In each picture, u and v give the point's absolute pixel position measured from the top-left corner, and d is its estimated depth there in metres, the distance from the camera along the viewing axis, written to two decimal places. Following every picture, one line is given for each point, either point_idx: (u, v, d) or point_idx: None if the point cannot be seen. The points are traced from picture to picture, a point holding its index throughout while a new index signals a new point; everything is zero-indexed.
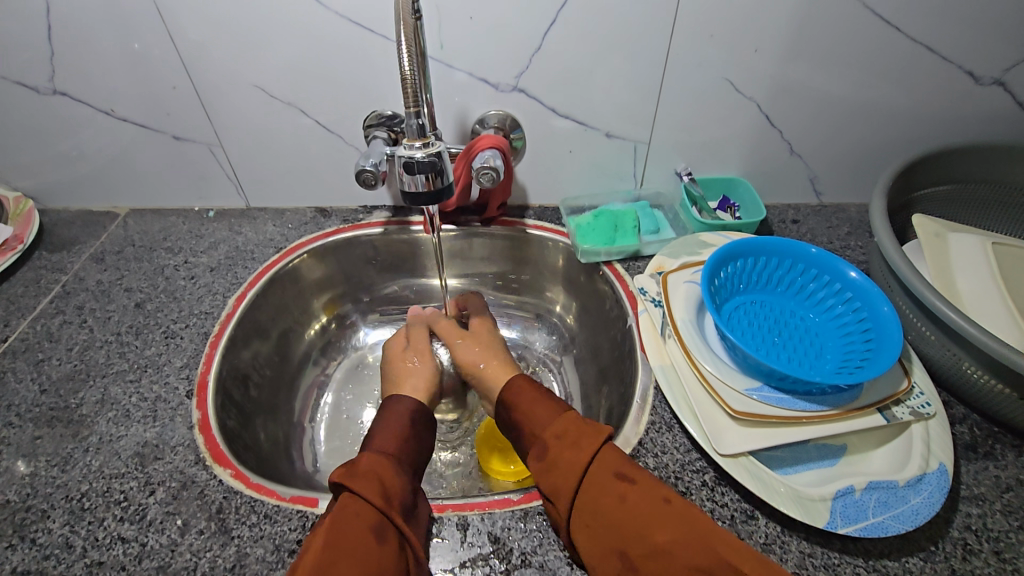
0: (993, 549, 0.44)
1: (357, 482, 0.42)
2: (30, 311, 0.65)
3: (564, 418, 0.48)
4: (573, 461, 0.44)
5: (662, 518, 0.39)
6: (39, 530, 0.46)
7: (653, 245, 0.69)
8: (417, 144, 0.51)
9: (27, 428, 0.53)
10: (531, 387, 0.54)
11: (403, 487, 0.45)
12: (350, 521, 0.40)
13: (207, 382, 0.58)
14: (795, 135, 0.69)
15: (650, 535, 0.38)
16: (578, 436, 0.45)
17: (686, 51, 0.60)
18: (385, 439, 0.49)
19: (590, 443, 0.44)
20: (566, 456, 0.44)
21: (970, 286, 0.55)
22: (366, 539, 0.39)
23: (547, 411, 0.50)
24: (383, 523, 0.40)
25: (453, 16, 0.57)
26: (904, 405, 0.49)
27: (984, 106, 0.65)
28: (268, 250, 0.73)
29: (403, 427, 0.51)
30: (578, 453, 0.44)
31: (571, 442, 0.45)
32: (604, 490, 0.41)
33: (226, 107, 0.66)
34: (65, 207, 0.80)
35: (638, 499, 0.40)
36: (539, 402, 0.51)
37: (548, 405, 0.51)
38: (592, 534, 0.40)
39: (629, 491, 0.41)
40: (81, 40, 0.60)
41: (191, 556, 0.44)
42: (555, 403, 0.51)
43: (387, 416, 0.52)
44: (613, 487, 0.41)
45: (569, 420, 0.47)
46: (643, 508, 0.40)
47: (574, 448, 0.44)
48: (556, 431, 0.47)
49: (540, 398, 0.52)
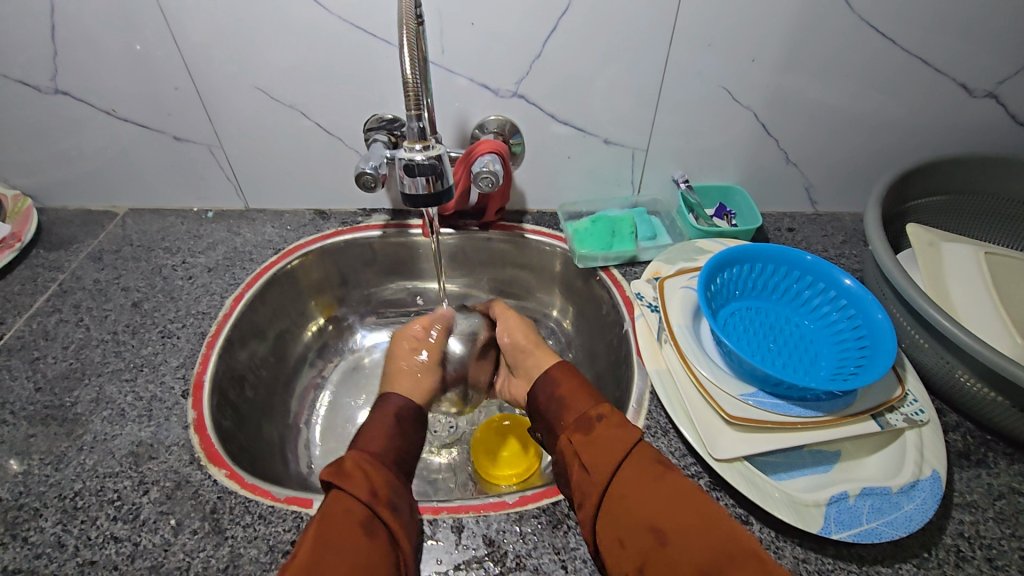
0: (985, 556, 0.44)
1: (345, 481, 0.43)
2: (27, 309, 0.65)
3: (596, 406, 0.49)
4: (616, 441, 0.44)
5: (693, 501, 0.40)
6: (31, 529, 0.46)
7: (650, 251, 0.70)
8: (418, 146, 0.51)
9: (21, 426, 0.53)
10: (570, 374, 0.54)
11: (391, 483, 0.45)
12: (338, 518, 0.40)
13: (203, 382, 0.58)
14: (791, 144, 0.69)
15: (683, 517, 0.39)
16: (615, 420, 0.46)
17: (685, 60, 0.61)
18: (373, 441, 0.49)
19: (628, 429, 0.45)
20: (606, 435, 0.45)
21: (963, 295, 0.55)
22: (353, 535, 0.40)
23: (580, 399, 0.51)
24: (371, 518, 0.41)
25: (455, 23, 0.58)
26: (897, 412, 0.50)
27: (977, 118, 0.66)
28: (266, 252, 0.73)
29: (392, 426, 0.51)
30: (619, 436, 0.44)
31: (612, 424, 0.46)
32: (639, 472, 0.42)
33: (228, 109, 0.66)
34: (64, 205, 0.80)
35: (674, 484, 0.41)
36: (577, 388, 0.52)
37: (583, 393, 0.51)
38: (623, 508, 0.40)
39: (663, 475, 0.42)
40: (85, 40, 0.60)
41: (184, 556, 0.44)
42: (589, 391, 0.51)
43: (377, 417, 0.52)
44: (647, 474, 0.42)
45: (605, 408, 0.48)
46: (677, 493, 0.40)
47: (616, 429, 0.45)
48: (591, 414, 0.48)
49: (578, 386, 0.52)
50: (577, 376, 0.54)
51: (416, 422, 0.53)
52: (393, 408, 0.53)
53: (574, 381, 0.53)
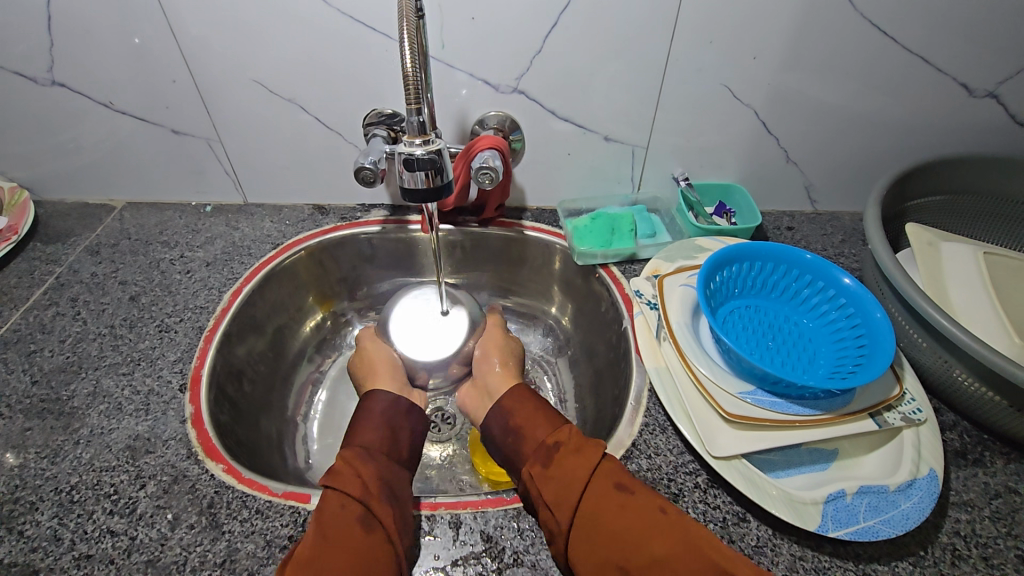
0: (981, 554, 0.44)
1: (336, 480, 0.43)
2: (23, 302, 0.65)
3: (554, 433, 0.47)
4: (576, 472, 0.43)
5: (659, 528, 0.39)
6: (27, 522, 0.45)
7: (650, 249, 0.70)
8: (418, 141, 0.51)
9: (17, 419, 0.53)
10: (526, 396, 0.52)
11: (387, 476, 0.46)
12: (334, 514, 0.41)
13: (200, 376, 0.57)
14: (792, 143, 0.69)
15: (650, 546, 0.38)
16: (575, 448, 0.45)
17: (686, 58, 0.61)
18: (371, 436, 0.49)
19: (588, 454, 0.44)
20: (564, 467, 0.43)
21: (962, 295, 0.55)
22: (351, 531, 0.40)
23: (539, 423, 0.49)
24: (364, 512, 0.41)
25: (455, 18, 0.58)
26: (895, 411, 0.50)
27: (977, 118, 0.66)
28: (264, 246, 0.72)
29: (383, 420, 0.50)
30: (579, 464, 0.43)
31: (571, 452, 0.45)
32: (604, 504, 0.41)
33: (227, 102, 0.66)
34: (62, 198, 0.79)
35: (638, 508, 0.40)
36: (535, 413, 0.50)
37: (540, 418, 0.49)
38: (590, 548, 0.39)
39: (626, 504, 0.41)
40: (82, 31, 0.60)
41: (181, 551, 0.44)
42: (546, 415, 0.50)
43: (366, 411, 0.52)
44: (612, 502, 0.41)
45: (562, 434, 0.47)
46: (642, 518, 0.40)
47: (575, 457, 0.44)
48: (549, 443, 0.46)
49: (536, 410, 0.50)
50: (532, 397, 0.52)
51: (412, 414, 0.52)
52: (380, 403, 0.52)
53: (526, 406, 0.51)
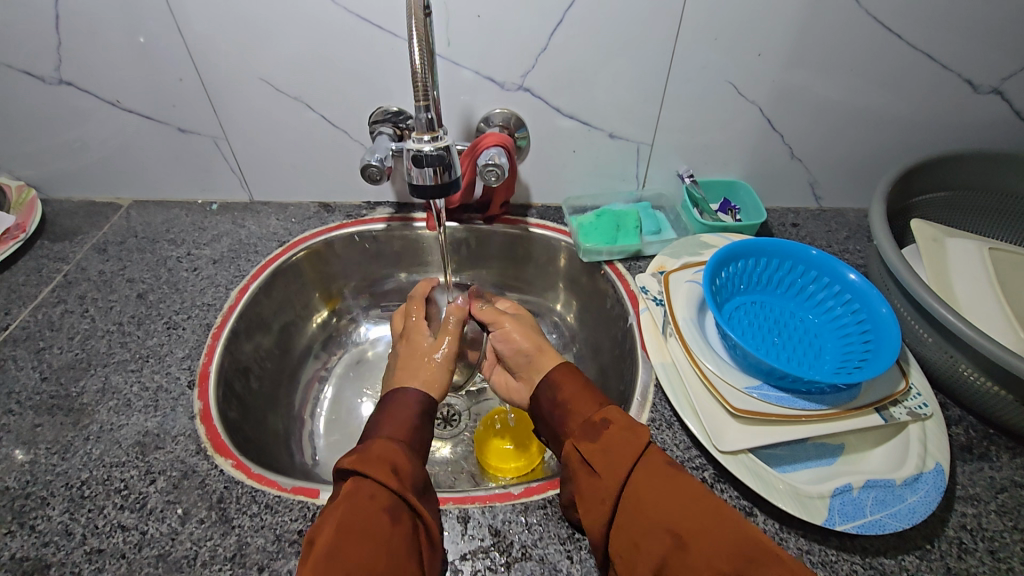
0: (987, 548, 0.44)
1: (364, 460, 0.43)
2: (32, 300, 0.65)
3: (600, 409, 0.48)
4: (625, 449, 0.43)
5: (708, 507, 0.39)
6: (38, 517, 0.46)
7: (655, 245, 0.70)
8: (426, 137, 0.52)
9: (27, 416, 0.53)
10: (566, 373, 0.54)
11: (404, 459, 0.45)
12: (359, 495, 0.40)
13: (208, 373, 0.58)
14: (796, 140, 0.70)
15: (702, 526, 0.38)
16: (623, 426, 0.45)
17: (690, 55, 0.61)
18: (399, 421, 0.50)
19: (639, 433, 0.44)
20: (616, 442, 0.44)
21: (967, 290, 0.55)
22: (375, 513, 0.40)
23: (583, 400, 0.50)
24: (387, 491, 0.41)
25: (461, 15, 0.58)
26: (901, 405, 0.50)
27: (983, 113, 0.66)
28: (271, 244, 0.73)
29: (412, 406, 0.52)
30: (629, 439, 0.43)
31: (620, 428, 0.45)
32: (656, 478, 0.41)
33: (232, 100, 0.66)
34: (68, 196, 0.80)
35: (690, 486, 0.40)
36: (577, 390, 0.51)
37: (583, 396, 0.51)
38: (642, 517, 0.40)
39: (680, 480, 0.41)
40: (90, 31, 0.60)
41: (192, 545, 0.44)
42: (589, 395, 0.51)
43: (393, 396, 0.52)
44: (664, 478, 0.41)
45: (608, 412, 0.47)
46: (696, 496, 0.40)
47: (624, 434, 0.44)
48: (594, 420, 0.47)
49: (579, 385, 0.52)
50: (576, 374, 0.54)
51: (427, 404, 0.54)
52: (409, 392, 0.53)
53: (572, 383, 0.52)
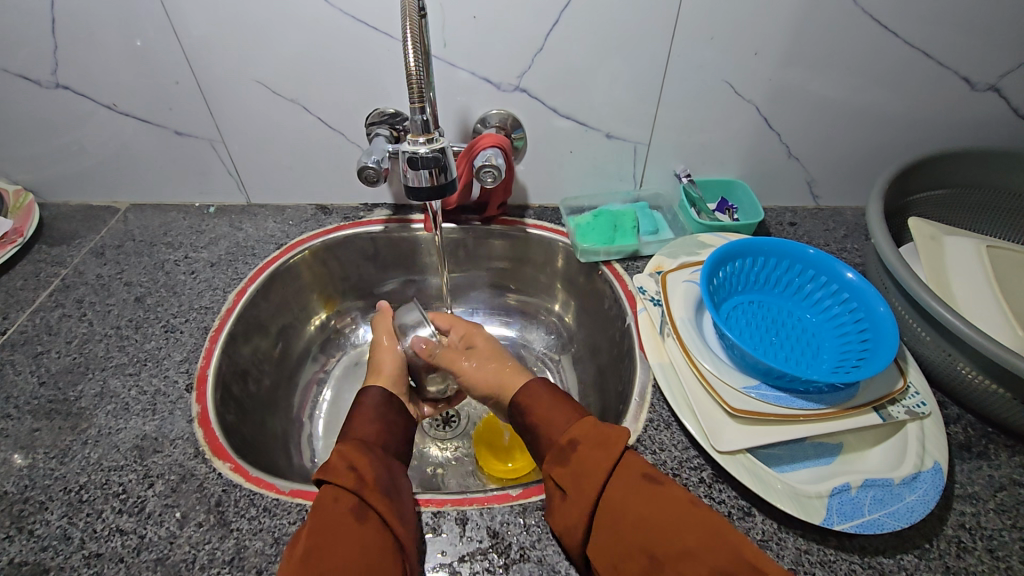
0: (986, 547, 0.44)
1: (334, 476, 0.43)
2: (29, 304, 0.65)
3: (572, 428, 0.48)
4: (598, 463, 0.43)
5: (685, 517, 0.39)
6: (37, 521, 0.46)
7: (653, 246, 0.70)
8: (422, 139, 0.52)
9: (26, 420, 0.53)
10: (539, 391, 0.54)
11: (380, 471, 0.46)
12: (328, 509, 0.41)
13: (206, 376, 0.58)
14: (793, 139, 0.70)
15: (678, 537, 0.38)
16: (596, 442, 0.45)
17: (687, 55, 0.61)
18: (367, 429, 0.51)
19: (611, 448, 0.44)
20: (589, 459, 0.44)
21: (964, 288, 0.55)
22: (348, 525, 0.40)
23: (559, 418, 0.50)
24: (360, 504, 0.42)
25: (458, 16, 0.58)
26: (899, 404, 0.50)
27: (980, 110, 0.66)
28: (268, 247, 0.73)
29: (383, 418, 0.53)
30: (603, 454, 0.44)
31: (592, 445, 0.45)
32: (630, 491, 0.41)
33: (228, 103, 0.66)
34: (65, 200, 0.80)
35: (666, 498, 0.41)
36: (550, 409, 0.51)
37: (557, 413, 0.51)
38: (617, 531, 0.40)
39: (655, 491, 0.41)
40: (86, 34, 0.60)
41: (190, 549, 0.44)
42: (563, 412, 0.51)
43: (358, 408, 0.53)
44: (639, 490, 0.41)
45: (582, 428, 0.47)
46: (670, 508, 0.40)
47: (597, 450, 0.44)
48: (567, 441, 0.47)
49: (551, 402, 0.52)
50: (550, 392, 0.54)
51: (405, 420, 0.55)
52: (374, 397, 0.55)
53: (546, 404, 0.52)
